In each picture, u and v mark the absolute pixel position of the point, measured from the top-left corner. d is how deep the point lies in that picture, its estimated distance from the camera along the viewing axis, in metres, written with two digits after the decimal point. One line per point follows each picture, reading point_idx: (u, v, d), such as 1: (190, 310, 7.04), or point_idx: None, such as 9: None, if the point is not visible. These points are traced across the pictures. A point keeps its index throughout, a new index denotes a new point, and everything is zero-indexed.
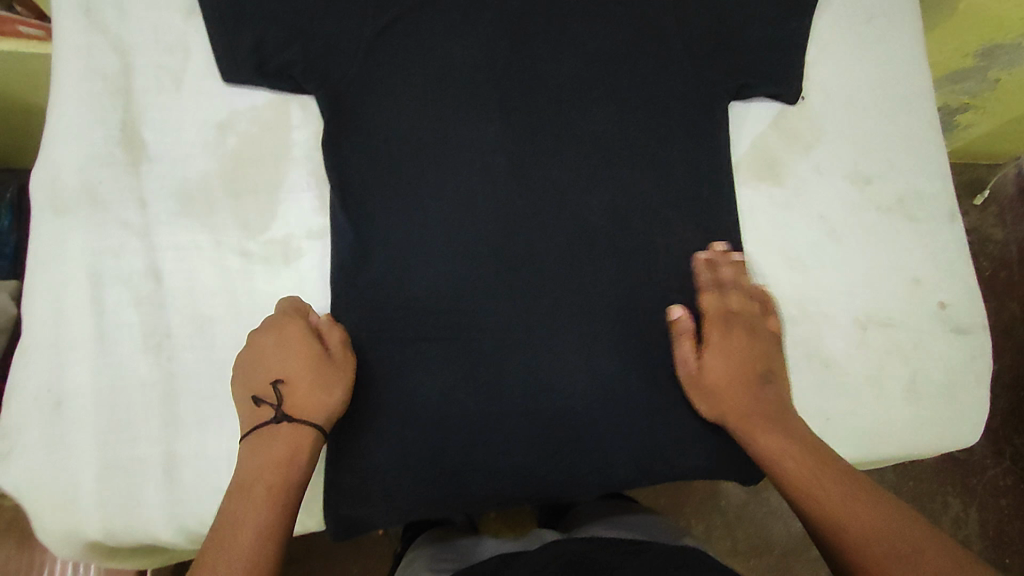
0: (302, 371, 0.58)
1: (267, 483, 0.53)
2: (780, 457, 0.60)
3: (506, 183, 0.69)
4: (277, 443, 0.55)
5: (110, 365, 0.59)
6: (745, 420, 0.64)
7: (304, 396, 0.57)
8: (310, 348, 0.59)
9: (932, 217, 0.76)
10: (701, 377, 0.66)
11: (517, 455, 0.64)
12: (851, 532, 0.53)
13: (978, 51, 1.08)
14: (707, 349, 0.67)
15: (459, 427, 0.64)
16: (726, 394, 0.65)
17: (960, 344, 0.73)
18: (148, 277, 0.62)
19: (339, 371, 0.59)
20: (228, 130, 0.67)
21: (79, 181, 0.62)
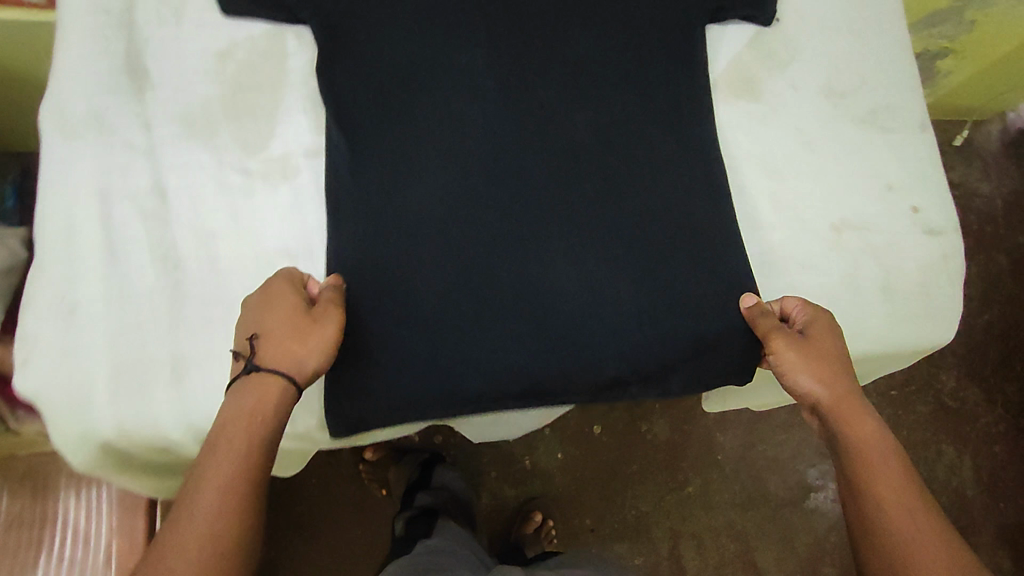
0: (283, 325, 0.60)
1: (229, 435, 0.56)
2: (867, 456, 0.63)
3: (496, 104, 0.72)
4: (248, 395, 0.58)
5: (119, 274, 0.63)
6: (843, 406, 0.66)
7: (276, 348, 0.59)
8: (292, 310, 0.61)
9: (903, 130, 0.80)
10: (809, 346, 0.68)
11: (512, 353, 0.68)
12: (917, 551, 0.58)
13: None
14: (816, 326, 0.69)
15: (456, 327, 0.68)
16: (831, 372, 0.67)
17: (933, 245, 0.77)
18: (153, 194, 0.65)
19: (320, 329, 0.60)
20: (226, 59, 0.69)
21: (86, 108, 0.66)
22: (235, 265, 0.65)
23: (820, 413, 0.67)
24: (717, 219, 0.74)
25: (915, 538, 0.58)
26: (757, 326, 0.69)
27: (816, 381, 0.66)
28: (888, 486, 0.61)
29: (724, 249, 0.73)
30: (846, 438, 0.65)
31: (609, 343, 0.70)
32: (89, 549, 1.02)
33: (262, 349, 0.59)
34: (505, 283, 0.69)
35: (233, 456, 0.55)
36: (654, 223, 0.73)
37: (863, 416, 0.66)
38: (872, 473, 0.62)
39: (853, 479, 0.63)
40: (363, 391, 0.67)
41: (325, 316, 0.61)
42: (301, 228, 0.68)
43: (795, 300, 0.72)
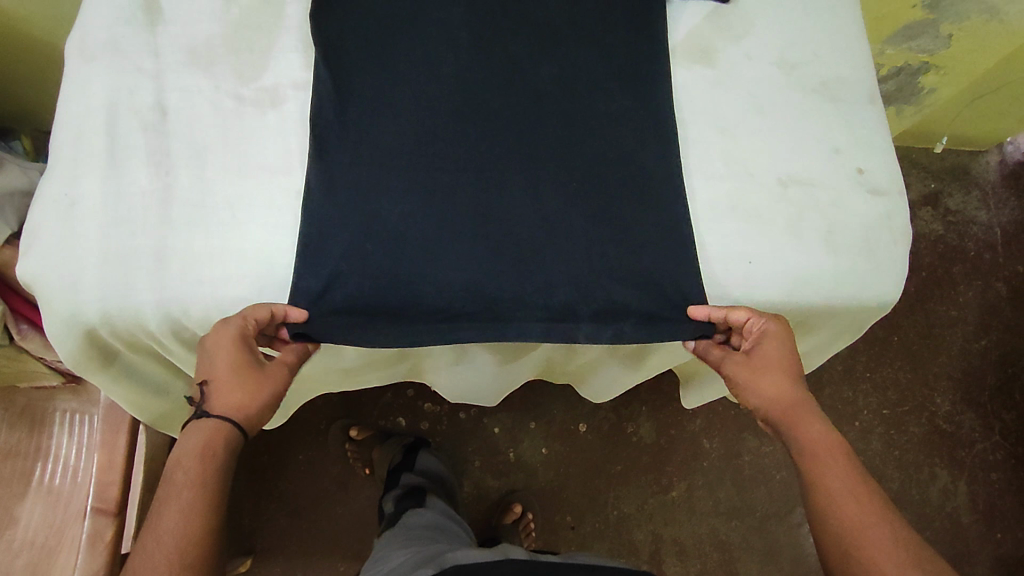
0: (233, 382, 0.67)
1: (184, 468, 0.63)
2: (819, 456, 0.69)
3: (469, 52, 0.80)
4: (194, 437, 0.66)
5: (117, 173, 0.70)
6: (793, 415, 0.72)
7: (227, 399, 0.67)
8: (243, 367, 0.67)
9: (852, 99, 0.84)
10: (754, 364, 0.74)
11: (462, 271, 0.73)
12: (860, 537, 0.63)
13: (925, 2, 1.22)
14: (765, 339, 0.74)
15: (416, 247, 0.73)
16: (778, 386, 0.73)
17: (877, 204, 0.80)
18: (154, 110, 0.73)
19: (270, 385, 0.70)
20: (233, 3, 0.79)
21: (106, 36, 0.75)
22: (221, 176, 0.73)
23: (772, 420, 0.74)
24: (670, 164, 0.79)
25: (857, 525, 0.64)
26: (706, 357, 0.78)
27: (765, 399, 0.73)
28: (832, 478, 0.68)
29: (675, 194, 0.78)
30: (794, 443, 0.72)
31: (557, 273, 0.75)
32: (76, 481, 1.07)
33: (214, 398, 0.67)
34: (462, 210, 0.75)
35: (189, 484, 0.62)
36: (610, 166, 0.78)
37: (812, 420, 0.72)
38: (817, 469, 0.69)
39: (805, 471, 0.70)
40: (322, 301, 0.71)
41: (274, 372, 0.71)
42: (282, 147, 0.75)
43: (743, 309, 0.73)
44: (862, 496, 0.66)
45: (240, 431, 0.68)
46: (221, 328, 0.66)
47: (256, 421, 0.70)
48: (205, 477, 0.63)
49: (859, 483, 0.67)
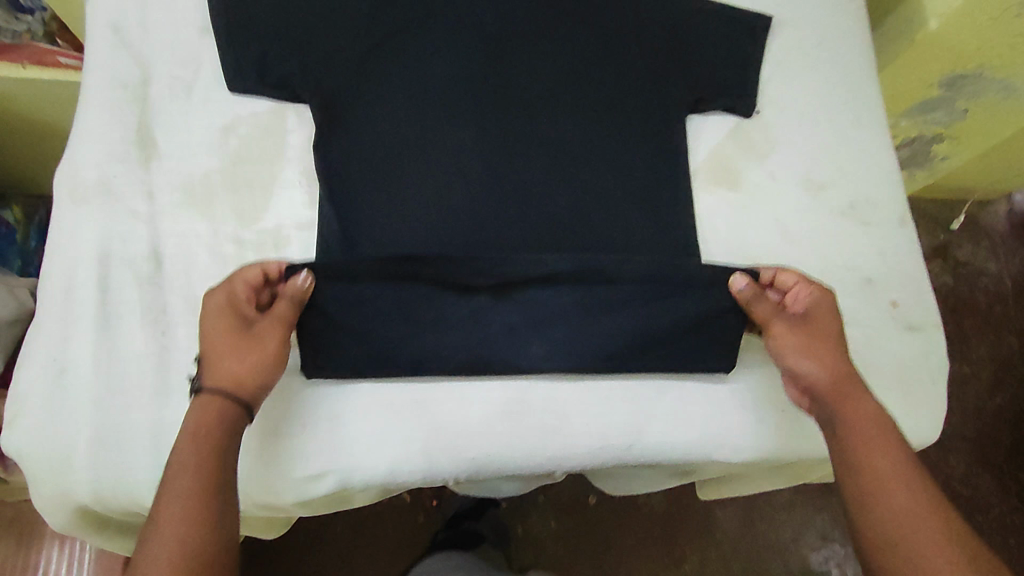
0: (223, 350, 0.61)
1: (178, 451, 0.56)
2: (865, 436, 0.63)
3: (482, 182, 0.73)
4: (194, 413, 0.59)
5: (111, 336, 0.66)
6: (844, 393, 0.66)
7: (217, 366, 0.60)
8: (229, 327, 0.62)
9: (883, 221, 0.81)
10: (809, 331, 0.68)
11: (472, 363, 0.70)
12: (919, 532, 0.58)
13: (942, 81, 1.17)
14: (817, 306, 0.70)
15: (426, 281, 0.69)
16: (829, 359, 0.67)
17: (912, 341, 0.77)
18: (148, 261, 0.69)
19: (264, 344, 0.62)
20: (231, 132, 0.74)
21: (97, 177, 0.70)
22: None
23: (818, 395, 0.67)
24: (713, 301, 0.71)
25: (913, 519, 0.58)
26: (754, 310, 0.70)
27: (821, 369, 0.66)
28: (884, 466, 0.61)
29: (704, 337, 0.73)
30: (845, 423, 0.64)
31: (564, 361, 0.71)
32: None
33: (207, 371, 0.61)
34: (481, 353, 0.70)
35: (185, 467, 0.55)
36: (640, 301, 0.72)
37: (862, 401, 0.65)
38: (867, 456, 0.62)
39: (849, 460, 0.63)
40: (325, 276, 0.66)
41: (269, 331, 0.63)
42: None
43: (792, 273, 0.71)
44: (917, 487, 0.60)
45: (237, 404, 0.60)
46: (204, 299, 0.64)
47: (258, 392, 0.62)
48: (207, 458, 0.56)
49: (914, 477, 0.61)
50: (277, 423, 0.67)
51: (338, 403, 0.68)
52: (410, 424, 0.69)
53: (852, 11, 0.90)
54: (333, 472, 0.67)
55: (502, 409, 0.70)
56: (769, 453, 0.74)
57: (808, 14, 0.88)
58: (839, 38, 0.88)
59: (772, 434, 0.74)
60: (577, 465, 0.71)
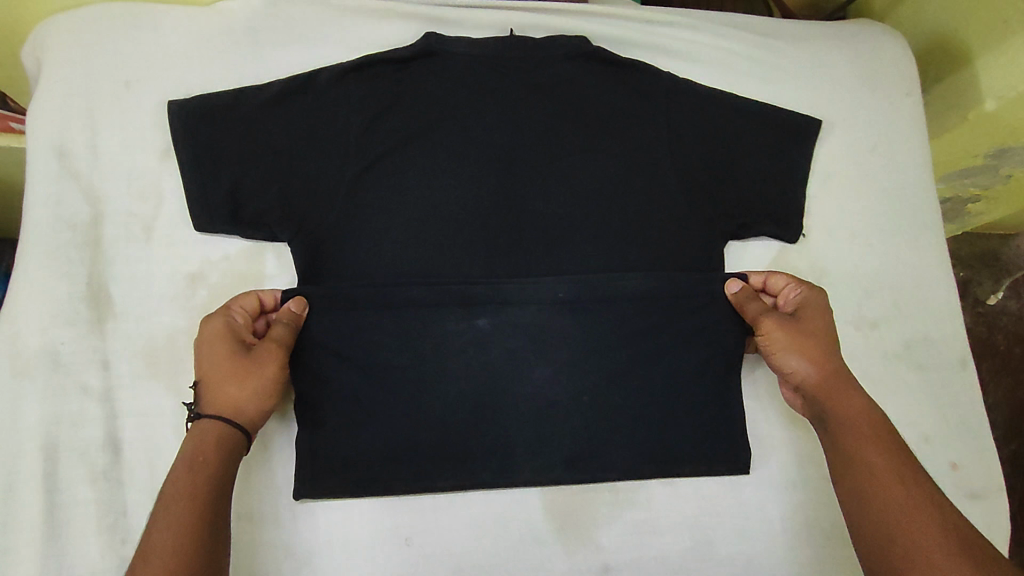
0: (220, 378, 0.57)
1: (176, 478, 0.52)
2: (859, 432, 0.57)
3: (495, 340, 0.66)
4: (190, 441, 0.54)
5: (61, 549, 0.57)
6: (833, 391, 0.61)
7: (215, 394, 0.56)
8: (227, 351, 0.58)
9: (940, 365, 0.72)
10: (799, 325, 0.64)
11: (475, 549, 0.64)
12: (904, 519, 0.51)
13: (988, 152, 0.96)
14: (805, 303, 0.66)
15: (435, 425, 0.64)
16: (821, 354, 0.62)
17: (974, 512, 0.68)
18: (103, 449, 0.60)
19: (261, 370, 0.58)
20: (199, 283, 0.65)
21: (40, 344, 0.60)
22: None
23: (809, 396, 0.62)
24: (728, 462, 0.68)
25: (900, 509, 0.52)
26: (744, 309, 0.66)
27: (812, 365, 0.62)
28: (877, 458, 0.55)
29: (736, 512, 0.67)
30: (834, 417, 0.59)
31: (567, 384, 0.67)
32: None
33: (204, 396, 0.56)
34: (485, 541, 0.64)
35: (177, 495, 0.51)
36: (654, 467, 0.66)
37: (853, 396, 0.60)
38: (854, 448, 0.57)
39: (837, 452, 0.58)
40: (327, 331, 0.64)
41: (268, 356, 0.59)
42: (267, 487, 0.64)
43: (783, 275, 0.69)
44: (906, 478, 0.53)
45: (232, 428, 0.56)
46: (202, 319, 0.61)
47: (253, 420, 0.57)
48: (202, 485, 0.52)
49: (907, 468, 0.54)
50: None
51: None
52: None
53: (910, 108, 0.79)
54: None
55: None
56: None
57: (862, 115, 0.78)
58: (896, 143, 0.78)
59: None
60: None
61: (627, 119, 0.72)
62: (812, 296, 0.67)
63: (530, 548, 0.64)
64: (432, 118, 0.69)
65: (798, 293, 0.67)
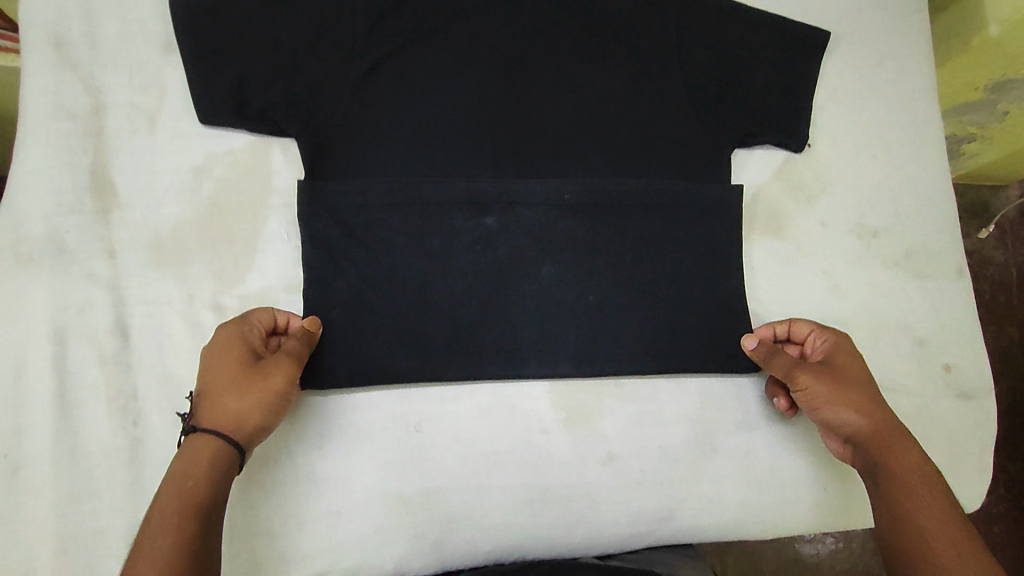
0: (223, 387, 0.53)
1: (161, 506, 0.47)
2: (917, 491, 0.54)
3: (503, 239, 0.67)
4: (180, 458, 0.50)
5: (72, 431, 0.58)
6: (887, 440, 0.58)
7: (214, 403, 0.52)
8: (234, 359, 0.54)
9: (938, 274, 0.74)
10: (838, 373, 0.61)
11: (482, 434, 0.65)
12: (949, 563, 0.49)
13: (988, 85, 0.92)
14: (836, 351, 0.64)
15: (443, 320, 0.65)
16: (865, 401, 0.60)
17: (963, 411, 0.71)
18: (113, 336, 0.60)
19: (266, 383, 0.54)
20: (205, 176, 0.64)
21: (44, 231, 0.60)
22: None
23: (862, 448, 0.59)
24: (731, 363, 0.69)
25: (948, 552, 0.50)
26: (772, 364, 0.62)
27: (851, 409, 0.59)
28: (934, 517, 0.52)
29: (737, 408, 0.69)
30: (885, 467, 0.56)
31: (573, 282, 0.67)
32: None
33: (201, 406, 0.52)
34: (492, 426, 0.65)
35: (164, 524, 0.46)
36: (658, 365, 0.68)
37: (898, 444, 0.58)
38: (905, 498, 0.54)
39: (887, 514, 0.54)
40: (336, 227, 0.64)
41: (276, 368, 0.55)
42: None
43: (805, 322, 0.67)
44: (965, 539, 0.50)
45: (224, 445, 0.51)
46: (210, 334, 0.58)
47: (252, 436, 0.53)
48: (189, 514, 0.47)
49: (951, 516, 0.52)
50: (260, 527, 0.61)
51: (340, 503, 0.62)
52: (419, 519, 0.63)
53: (918, 25, 0.79)
54: (332, 551, 0.61)
55: (523, 498, 0.64)
56: (807, 516, 0.69)
57: (870, 30, 0.78)
58: (902, 56, 0.78)
59: (813, 516, 0.69)
60: (599, 547, 0.66)
61: (638, 24, 0.70)
62: (841, 341, 0.65)
63: (537, 437, 0.66)
64: (440, 18, 0.67)
65: (827, 340, 0.65)
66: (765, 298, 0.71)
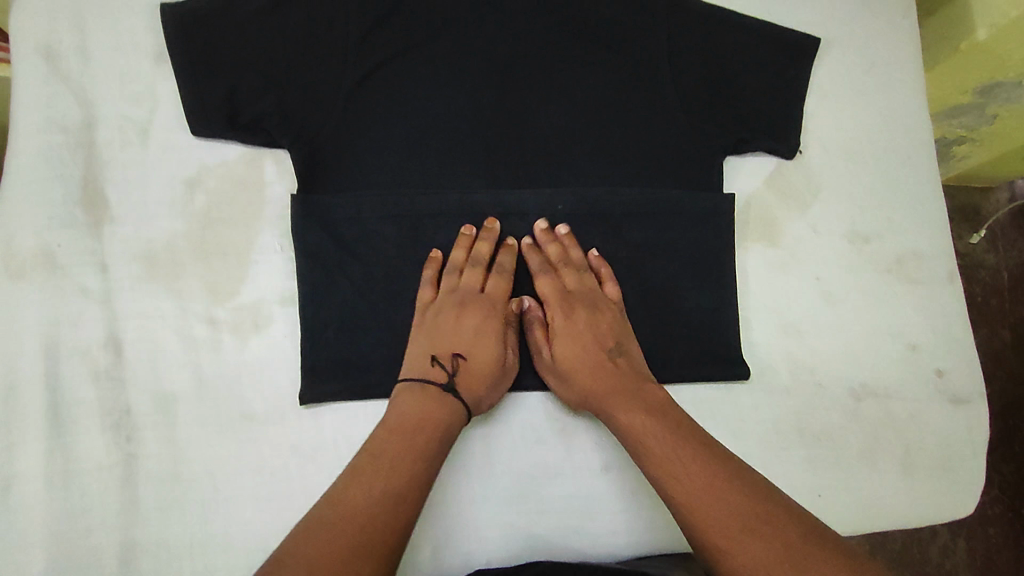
0: (485, 369, 0.62)
1: (420, 442, 0.55)
2: (641, 440, 0.59)
3: (498, 249, 0.67)
4: (439, 407, 0.58)
5: (65, 447, 0.58)
6: (595, 394, 0.62)
7: (478, 379, 0.61)
8: (496, 343, 0.63)
9: (930, 279, 0.74)
10: (551, 339, 0.65)
11: (479, 446, 0.65)
12: (705, 509, 0.52)
13: (977, 88, 0.93)
14: (556, 304, 0.65)
15: None
16: (570, 363, 0.63)
17: (956, 416, 0.71)
18: (106, 350, 0.60)
19: (508, 373, 0.64)
20: (197, 188, 0.64)
21: (35, 244, 0.59)
22: (194, 433, 0.60)
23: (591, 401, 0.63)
24: (726, 371, 0.69)
25: (702, 498, 0.53)
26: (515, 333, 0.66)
27: (563, 371, 0.64)
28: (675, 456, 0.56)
29: (732, 417, 0.69)
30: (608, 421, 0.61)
31: None
32: None
33: (473, 376, 0.61)
34: (488, 437, 0.65)
35: (418, 459, 0.54)
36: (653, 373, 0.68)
37: (626, 399, 0.61)
38: (642, 446, 0.58)
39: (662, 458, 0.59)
40: (330, 239, 0.64)
41: (514, 361, 0.65)
42: (268, 384, 0.62)
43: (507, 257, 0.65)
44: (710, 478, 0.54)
45: (465, 409, 0.59)
46: (464, 287, 0.64)
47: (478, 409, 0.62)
48: (431, 456, 0.55)
49: (714, 454, 0.57)
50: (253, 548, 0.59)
51: None
52: (414, 532, 0.63)
53: (907, 30, 0.79)
54: None
55: (517, 511, 0.64)
56: None
57: (861, 37, 0.78)
58: (893, 62, 0.78)
59: None
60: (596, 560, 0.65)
61: (631, 31, 0.71)
62: (552, 287, 0.66)
63: (532, 447, 0.66)
64: (433, 28, 0.68)
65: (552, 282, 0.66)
66: (759, 305, 0.72)
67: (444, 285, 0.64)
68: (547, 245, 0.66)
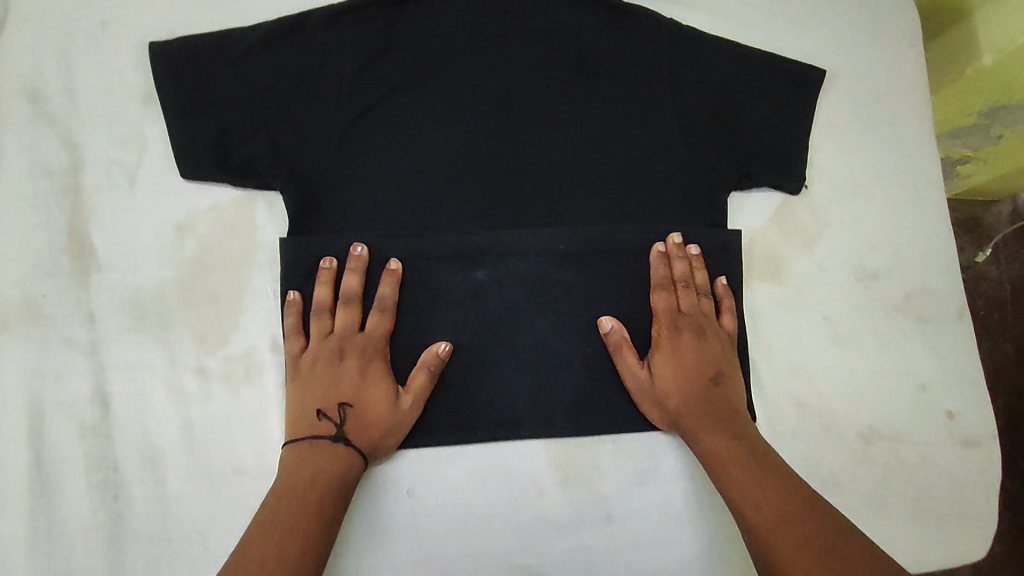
0: (366, 420, 0.59)
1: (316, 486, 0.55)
2: (727, 462, 0.59)
3: (496, 291, 0.65)
4: (323, 460, 0.56)
5: (51, 506, 0.56)
6: (692, 415, 0.62)
7: (356, 430, 0.58)
8: (377, 392, 0.60)
9: (939, 317, 0.72)
10: (660, 356, 0.64)
11: (478, 497, 0.63)
12: (780, 533, 0.54)
13: (982, 110, 0.91)
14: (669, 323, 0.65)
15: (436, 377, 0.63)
16: (675, 383, 0.63)
17: (965, 458, 0.70)
18: (93, 404, 0.58)
19: (399, 420, 0.60)
20: (186, 233, 0.62)
21: (21, 295, 0.58)
22: (184, 489, 0.58)
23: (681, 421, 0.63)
24: None
25: (780, 526, 0.54)
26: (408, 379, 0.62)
27: (667, 388, 0.63)
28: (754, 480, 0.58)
29: None
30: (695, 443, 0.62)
31: (568, 335, 0.65)
32: None
33: (350, 428, 0.58)
34: (488, 488, 0.64)
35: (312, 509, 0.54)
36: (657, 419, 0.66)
37: (717, 424, 0.61)
38: (723, 466, 0.59)
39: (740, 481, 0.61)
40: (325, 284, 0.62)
41: (410, 409, 0.60)
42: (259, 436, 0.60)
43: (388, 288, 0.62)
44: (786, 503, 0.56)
45: (357, 461, 0.58)
46: (339, 331, 0.61)
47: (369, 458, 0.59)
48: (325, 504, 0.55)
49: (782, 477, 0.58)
50: None
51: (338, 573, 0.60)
52: None
53: (911, 59, 0.77)
54: None
55: (518, 563, 0.63)
56: None
57: (865, 66, 0.76)
58: (898, 91, 0.76)
59: None
60: None
61: (631, 65, 0.69)
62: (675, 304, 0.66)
63: (533, 497, 0.64)
64: (428, 64, 0.66)
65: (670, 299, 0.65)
66: (764, 345, 0.70)
67: (316, 331, 0.61)
68: (676, 256, 0.66)
